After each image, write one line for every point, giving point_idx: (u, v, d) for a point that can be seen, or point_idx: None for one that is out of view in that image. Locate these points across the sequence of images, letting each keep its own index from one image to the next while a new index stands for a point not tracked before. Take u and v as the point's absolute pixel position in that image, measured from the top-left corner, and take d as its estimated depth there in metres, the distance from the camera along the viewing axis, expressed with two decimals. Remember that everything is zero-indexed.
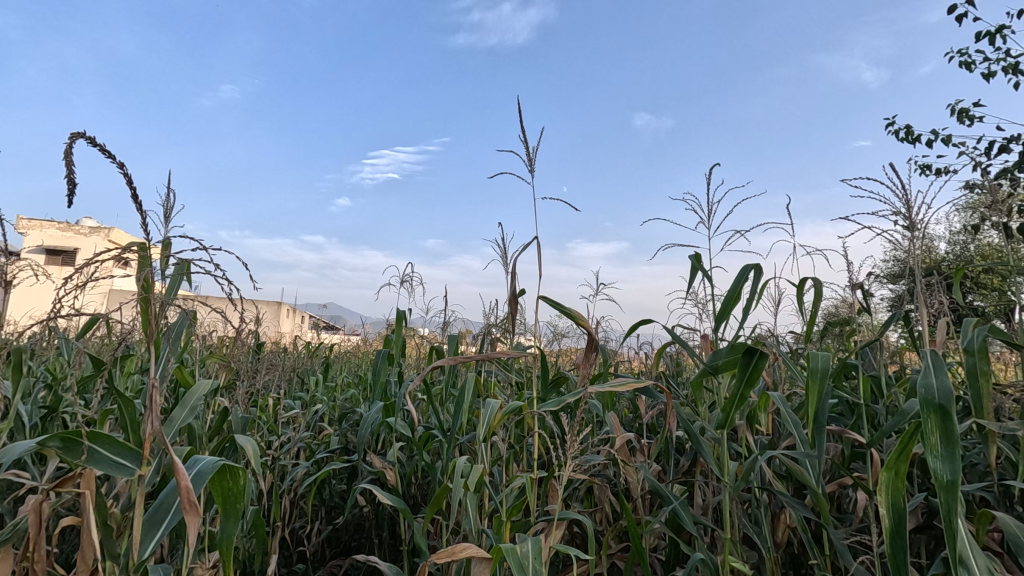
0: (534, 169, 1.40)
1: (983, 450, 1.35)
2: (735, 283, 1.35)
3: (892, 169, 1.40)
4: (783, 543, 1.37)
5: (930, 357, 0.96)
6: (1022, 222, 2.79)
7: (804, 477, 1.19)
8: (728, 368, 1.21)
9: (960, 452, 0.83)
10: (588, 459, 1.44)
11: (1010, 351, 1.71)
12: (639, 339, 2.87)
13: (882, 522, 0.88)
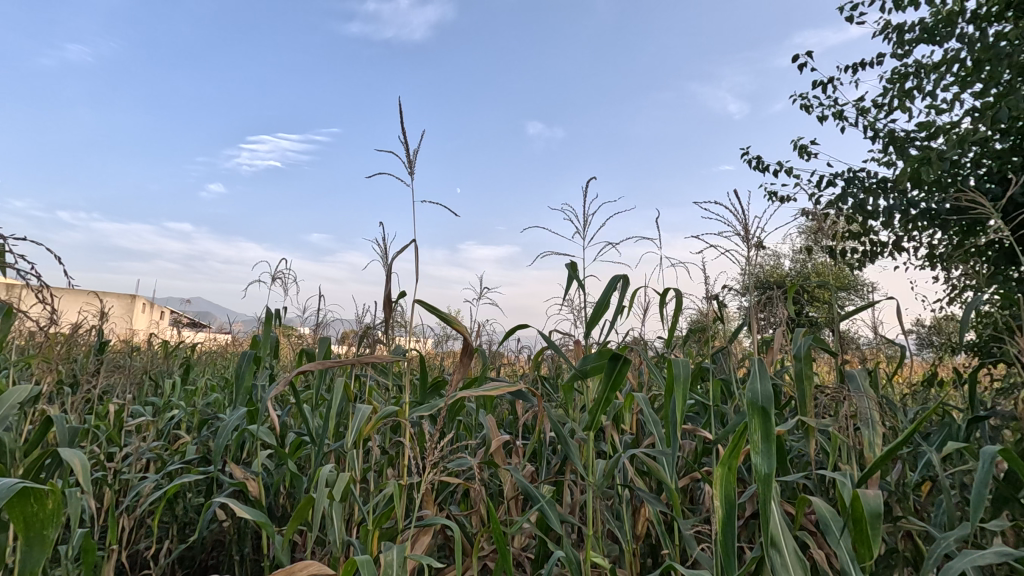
0: (414, 170, 1.37)
1: (806, 443, 1.55)
2: (605, 292, 1.43)
3: (738, 192, 1.55)
4: (642, 535, 1.47)
5: (758, 362, 1.06)
6: (845, 246, 3.26)
7: (660, 474, 1.29)
8: (596, 372, 1.27)
9: (775, 448, 0.95)
10: (461, 462, 1.44)
11: (830, 358, 1.99)
12: (519, 342, 2.93)
13: (716, 513, 0.98)
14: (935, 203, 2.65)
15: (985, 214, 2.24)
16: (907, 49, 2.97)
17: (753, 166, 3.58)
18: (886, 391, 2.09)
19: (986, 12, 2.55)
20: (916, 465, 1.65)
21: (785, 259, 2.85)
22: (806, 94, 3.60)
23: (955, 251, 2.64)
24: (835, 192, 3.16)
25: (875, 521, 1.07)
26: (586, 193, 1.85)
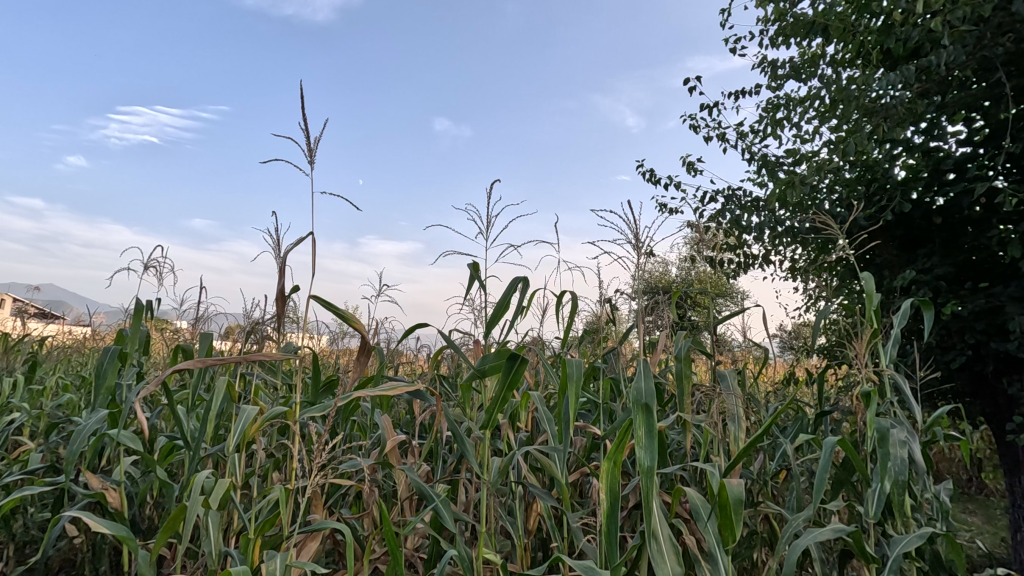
0: (312, 159, 1.31)
1: (683, 437, 1.68)
2: (506, 293, 1.45)
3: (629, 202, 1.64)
4: (533, 530, 1.52)
5: (643, 362, 1.14)
6: (722, 257, 3.58)
7: (552, 469, 1.34)
8: (494, 372, 1.29)
9: (656, 442, 1.02)
10: (355, 464, 1.40)
11: (706, 359, 2.17)
12: (418, 341, 2.90)
13: (602, 505, 1.04)
14: (796, 222, 2.99)
15: (834, 234, 2.57)
16: (778, 83, 3.32)
17: (646, 178, 3.81)
18: (753, 388, 2.33)
19: (841, 58, 2.92)
20: (774, 455, 1.85)
21: (672, 267, 3.07)
22: (694, 115, 3.90)
23: (811, 265, 3.00)
24: (716, 208, 3.46)
25: (738, 505, 1.19)
26: (490, 195, 1.87)
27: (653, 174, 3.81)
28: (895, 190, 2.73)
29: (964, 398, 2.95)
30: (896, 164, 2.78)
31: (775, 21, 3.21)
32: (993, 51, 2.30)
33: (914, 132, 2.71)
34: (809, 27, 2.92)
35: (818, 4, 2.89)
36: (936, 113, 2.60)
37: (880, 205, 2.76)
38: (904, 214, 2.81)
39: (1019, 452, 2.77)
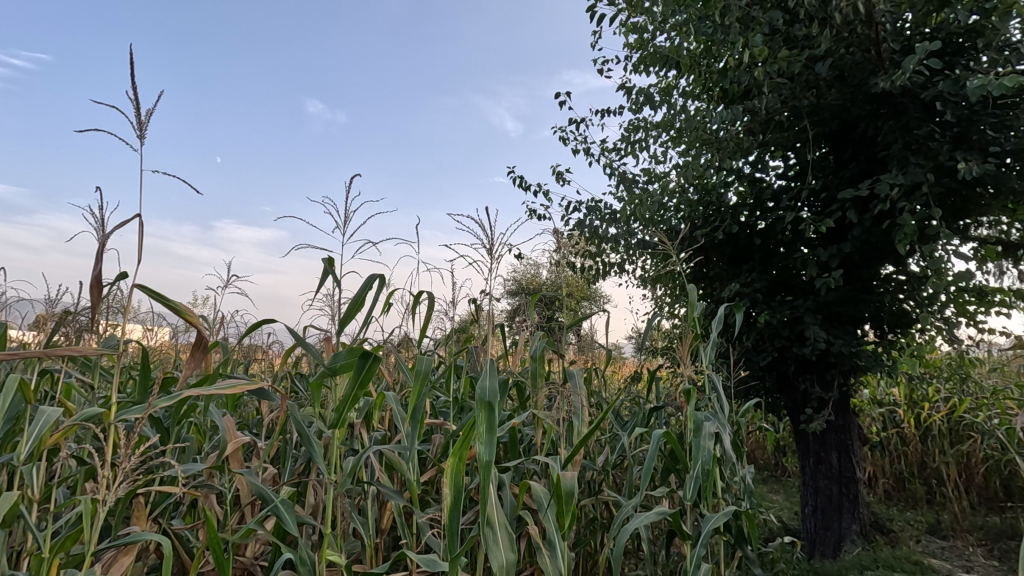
0: (143, 132, 1.17)
1: (534, 432, 1.79)
2: (361, 290, 1.43)
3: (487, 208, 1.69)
4: (386, 529, 1.51)
5: (491, 363, 1.19)
6: (583, 263, 3.83)
7: (402, 467, 1.35)
8: (345, 369, 1.26)
9: (495, 437, 1.08)
10: (187, 468, 1.28)
11: (561, 359, 2.31)
12: (270, 337, 2.71)
13: (445, 500, 1.06)
14: (646, 236, 3.29)
15: (676, 249, 2.87)
16: (638, 107, 3.62)
17: (517, 184, 3.96)
18: (602, 386, 2.52)
19: (689, 92, 3.27)
20: (616, 448, 2.03)
21: (537, 269, 3.22)
22: (564, 128, 4.11)
23: (657, 275, 3.33)
24: (580, 217, 3.69)
25: (570, 496, 1.34)
26: (351, 189, 1.82)
27: (522, 180, 3.97)
28: (727, 213, 3.12)
29: (771, 394, 3.47)
30: (728, 190, 3.18)
31: (637, 49, 3.50)
32: (801, 101, 2.72)
33: (744, 164, 3.12)
34: (664, 60, 3.23)
35: (672, 40, 3.21)
36: (759, 149, 3.02)
37: (715, 225, 3.15)
38: (732, 234, 3.23)
39: (809, 439, 3.33)
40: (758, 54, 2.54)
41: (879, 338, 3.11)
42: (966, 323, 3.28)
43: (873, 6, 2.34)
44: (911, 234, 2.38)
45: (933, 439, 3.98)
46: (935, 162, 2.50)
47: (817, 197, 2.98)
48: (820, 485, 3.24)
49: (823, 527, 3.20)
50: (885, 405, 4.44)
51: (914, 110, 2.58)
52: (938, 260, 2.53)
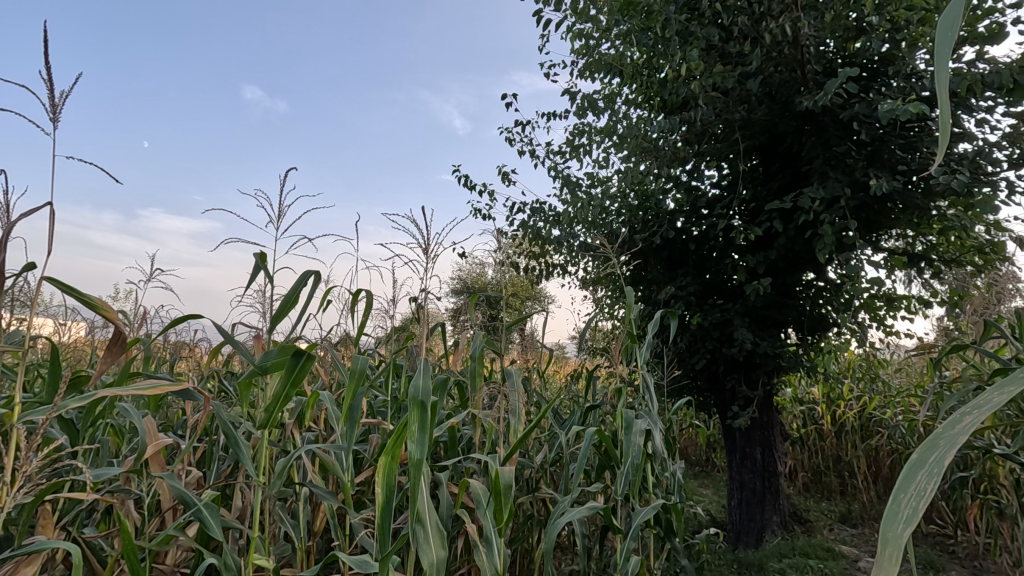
0: (57, 115, 1.09)
1: (472, 431, 1.80)
2: (294, 287, 1.39)
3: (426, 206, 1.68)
4: (319, 531, 1.48)
5: (426, 362, 1.19)
6: (526, 263, 3.86)
7: (335, 467, 1.33)
8: (276, 368, 1.23)
9: (427, 435, 1.08)
10: (101, 473, 1.20)
11: (500, 358, 2.32)
12: (196, 333, 2.57)
13: (377, 500, 1.06)
14: (588, 239, 3.37)
15: (615, 252, 2.96)
16: (583, 112, 3.70)
17: (462, 183, 3.95)
18: (541, 385, 2.56)
19: (631, 100, 3.37)
20: (553, 446, 2.07)
21: (481, 268, 3.23)
22: (510, 128, 4.14)
23: (597, 277, 3.41)
24: (524, 218, 3.72)
25: (507, 491, 1.36)
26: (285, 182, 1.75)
27: (467, 179, 3.96)
28: (664, 219, 3.24)
29: (702, 393, 3.63)
30: (666, 196, 3.30)
31: (583, 55, 3.58)
32: (734, 115, 2.87)
33: (681, 172, 3.25)
34: (608, 67, 3.32)
35: (615, 48, 3.29)
36: (695, 158, 3.16)
37: (653, 230, 3.27)
38: (669, 239, 3.36)
39: (736, 435, 3.51)
40: (694, 68, 2.66)
41: (800, 340, 3.32)
42: (875, 327, 3.56)
43: (799, 29, 2.50)
44: (829, 244, 2.56)
45: (847, 434, 4.28)
46: (851, 177, 2.70)
47: (747, 207, 3.14)
48: (745, 478, 3.42)
49: (747, 519, 3.38)
50: (805, 403, 4.73)
51: (833, 129, 2.78)
52: (852, 269, 2.73)
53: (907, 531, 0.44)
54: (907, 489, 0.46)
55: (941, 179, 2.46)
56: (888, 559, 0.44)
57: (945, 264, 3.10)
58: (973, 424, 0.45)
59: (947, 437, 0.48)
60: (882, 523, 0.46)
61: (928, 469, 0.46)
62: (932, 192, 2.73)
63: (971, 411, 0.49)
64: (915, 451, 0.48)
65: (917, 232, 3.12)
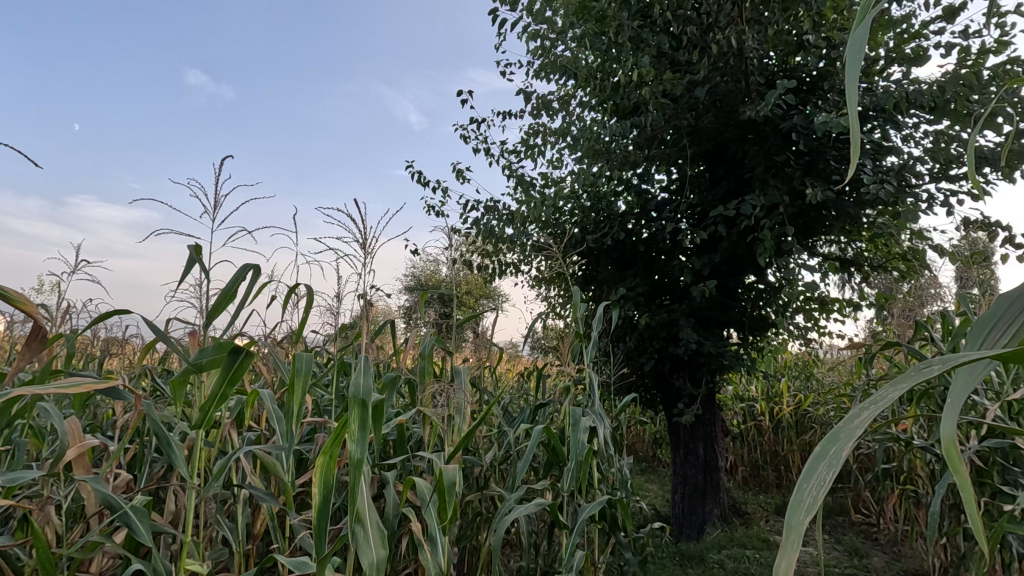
0: None
1: (420, 429, 1.79)
2: (232, 281, 1.34)
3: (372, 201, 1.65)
4: (258, 534, 1.44)
5: (368, 361, 1.18)
6: (480, 260, 3.86)
7: (275, 468, 1.29)
8: (212, 366, 1.18)
9: (368, 435, 1.07)
10: (16, 477, 1.12)
11: (450, 356, 2.31)
12: (127, 329, 2.43)
13: (314, 500, 1.04)
14: (541, 238, 3.40)
15: (566, 252, 3.00)
16: (538, 113, 3.73)
17: (415, 179, 3.90)
18: (491, 383, 2.56)
19: (585, 102, 3.42)
20: (502, 443, 2.08)
21: (434, 265, 3.20)
22: (466, 126, 4.13)
23: (550, 277, 3.45)
24: (478, 216, 3.72)
25: (452, 489, 1.36)
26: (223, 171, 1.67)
27: (421, 176, 3.91)
28: (615, 221, 3.31)
29: (649, 391, 3.73)
30: (618, 199, 3.37)
31: (538, 56, 3.60)
32: (682, 121, 2.97)
33: (632, 175, 3.33)
34: (563, 69, 3.36)
35: (570, 51, 3.34)
36: (646, 162, 3.23)
37: (604, 231, 3.33)
38: (619, 241, 3.43)
39: (680, 431, 3.62)
40: (645, 74, 2.73)
41: (742, 340, 3.46)
42: (811, 328, 3.75)
43: (744, 42, 2.61)
44: (769, 248, 2.68)
45: (783, 430, 4.49)
46: (790, 186, 2.83)
47: (693, 211, 3.25)
48: (688, 473, 3.54)
49: (689, 512, 3.50)
50: (746, 401, 4.93)
51: (774, 138, 2.91)
52: (789, 272, 2.87)
53: (807, 520, 0.47)
54: (809, 480, 0.50)
55: (869, 189, 2.62)
56: (790, 544, 0.47)
57: (873, 269, 3.31)
58: (867, 420, 0.49)
59: (845, 432, 0.51)
60: (787, 512, 0.49)
61: (825, 460, 0.49)
62: (862, 202, 2.90)
63: (865, 407, 0.52)
64: (818, 443, 0.51)
65: (848, 238, 3.31)
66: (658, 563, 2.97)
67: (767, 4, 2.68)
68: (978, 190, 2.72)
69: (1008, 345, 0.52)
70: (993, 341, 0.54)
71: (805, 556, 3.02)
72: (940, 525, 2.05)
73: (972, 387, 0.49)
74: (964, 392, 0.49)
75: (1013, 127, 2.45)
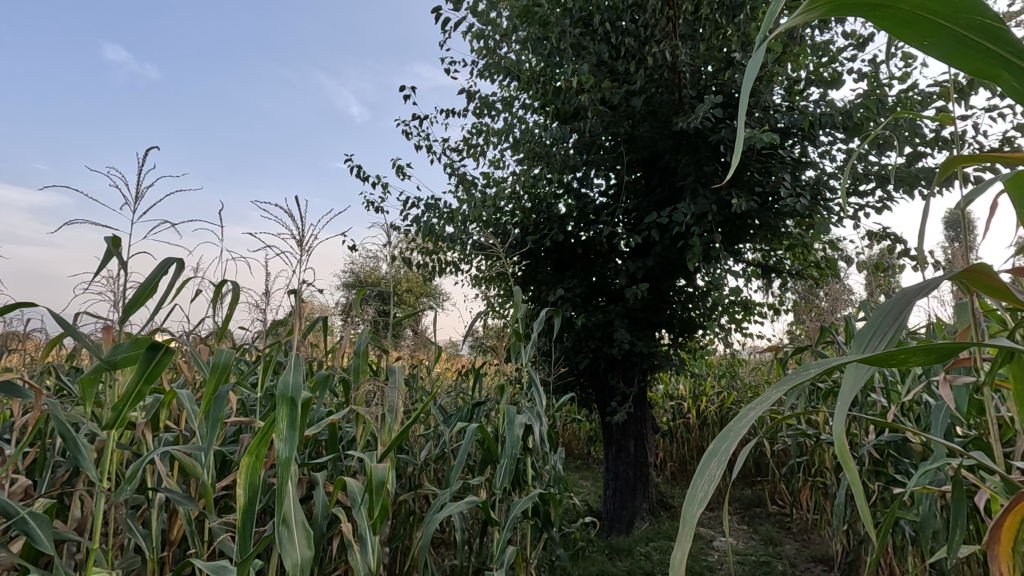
0: None
1: (354, 429, 1.76)
2: (152, 274, 1.27)
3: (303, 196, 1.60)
4: (175, 540, 1.37)
5: (297, 358, 1.15)
6: (421, 258, 3.83)
7: (195, 470, 1.24)
8: (127, 363, 1.11)
9: (296, 434, 1.05)
10: None
11: (386, 355, 2.28)
12: (30, 323, 2.24)
13: (238, 502, 1.01)
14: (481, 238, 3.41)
15: (507, 251, 3.03)
16: (482, 113, 3.74)
17: (355, 174, 3.82)
18: (427, 382, 2.55)
19: (528, 104, 3.46)
20: (437, 442, 2.07)
21: (373, 262, 3.15)
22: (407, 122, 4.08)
23: (489, 276, 3.47)
24: (418, 213, 3.69)
25: (383, 487, 1.35)
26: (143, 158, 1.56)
27: (360, 170, 3.83)
28: (554, 223, 3.38)
29: (585, 389, 3.83)
30: (558, 201, 3.44)
31: (483, 56, 3.61)
32: (619, 128, 3.07)
33: (572, 179, 3.41)
34: (507, 71, 3.39)
35: (514, 53, 3.38)
36: (584, 167, 3.34)
37: (544, 233, 3.39)
38: (558, 242, 3.50)
39: (613, 429, 3.74)
40: (585, 81, 2.80)
41: (672, 341, 3.62)
42: (735, 330, 3.97)
43: (677, 56, 2.74)
44: (697, 253, 2.82)
45: (709, 427, 4.73)
46: (717, 195, 2.99)
47: (629, 215, 3.36)
48: (620, 469, 3.66)
49: (619, 507, 3.62)
50: (675, 399, 5.15)
51: (704, 150, 3.06)
52: (716, 277, 3.03)
53: (700, 511, 0.52)
54: (703, 476, 0.54)
55: (788, 201, 2.81)
56: (684, 534, 0.52)
57: (791, 276, 3.54)
58: (753, 419, 0.54)
59: (736, 431, 0.56)
60: (684, 505, 0.53)
61: (717, 457, 0.55)
62: (782, 213, 3.11)
63: (754, 407, 0.58)
64: (712, 442, 0.56)
65: (770, 246, 3.52)
66: (589, 556, 3.05)
67: (700, 21, 2.82)
68: (881, 204, 2.98)
69: (882, 349, 0.58)
70: (870, 347, 0.60)
71: (725, 546, 3.20)
72: (842, 512, 2.23)
73: (848, 391, 0.56)
74: (840, 393, 0.56)
75: (911, 150, 2.70)
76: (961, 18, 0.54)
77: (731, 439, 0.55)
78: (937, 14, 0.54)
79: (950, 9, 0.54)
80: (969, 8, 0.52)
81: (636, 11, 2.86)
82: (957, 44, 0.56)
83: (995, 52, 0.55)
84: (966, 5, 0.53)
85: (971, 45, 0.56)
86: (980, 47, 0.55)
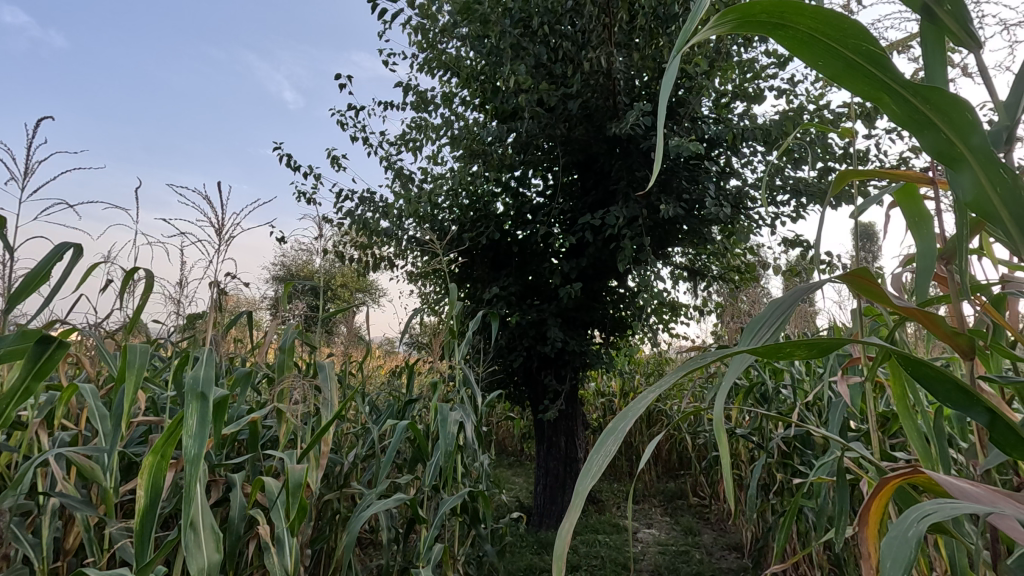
0: None
1: (275, 426, 1.70)
2: (45, 262, 1.17)
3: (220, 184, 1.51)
4: (71, 549, 1.27)
5: (210, 354, 1.09)
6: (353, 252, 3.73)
7: (95, 473, 1.15)
8: (13, 357, 1.02)
9: (206, 433, 1.00)
10: None
11: (313, 352, 2.20)
12: None
13: (138, 503, 0.95)
14: (418, 234, 3.37)
15: (443, 248, 3.01)
16: (421, 107, 3.69)
17: (286, 163, 3.67)
18: (358, 379, 2.49)
19: (467, 101, 3.45)
20: (366, 441, 2.02)
21: (303, 255, 3.05)
22: (343, 112, 3.96)
23: (424, 273, 3.44)
24: (353, 207, 3.59)
25: (299, 488, 1.30)
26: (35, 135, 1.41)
27: (291, 159, 3.68)
28: (491, 221, 3.39)
29: (518, 387, 3.87)
30: (495, 200, 3.45)
31: (423, 50, 3.57)
32: (556, 130, 3.12)
33: (510, 178, 3.43)
34: (447, 66, 3.37)
35: (454, 49, 3.36)
36: (522, 167, 3.37)
37: (480, 231, 3.40)
38: (495, 241, 3.51)
39: (545, 425, 3.80)
40: (523, 82, 2.83)
41: (603, 340, 3.71)
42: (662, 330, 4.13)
43: (613, 63, 2.82)
44: (628, 256, 2.92)
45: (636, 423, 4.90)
46: (647, 200, 3.11)
47: (565, 216, 3.43)
48: (550, 465, 3.73)
49: (549, 502, 3.69)
50: (605, 396, 5.30)
51: (637, 156, 3.17)
52: (645, 279, 3.14)
53: (592, 483, 0.55)
54: (598, 453, 0.58)
55: (712, 209, 2.97)
56: (574, 504, 0.54)
57: (715, 279, 3.73)
58: (646, 400, 0.58)
59: (632, 412, 0.59)
60: (579, 478, 0.56)
61: (613, 435, 0.58)
62: (707, 220, 3.27)
63: (651, 391, 0.62)
64: (610, 421, 0.59)
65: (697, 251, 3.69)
66: (517, 552, 3.09)
67: (635, 31, 2.92)
68: (795, 214, 3.20)
69: (767, 341, 0.64)
70: (758, 338, 0.65)
71: (647, 538, 3.33)
72: (754, 502, 2.37)
73: None
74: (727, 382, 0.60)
75: (823, 165, 2.91)
76: (850, 41, 0.59)
77: (627, 419, 0.58)
78: (827, 34, 0.60)
79: (838, 32, 0.59)
80: (856, 32, 0.58)
81: (574, 16, 2.92)
82: (845, 66, 0.62)
83: (877, 77, 0.60)
84: (852, 29, 0.58)
85: (856, 69, 0.61)
86: (863, 70, 0.61)
